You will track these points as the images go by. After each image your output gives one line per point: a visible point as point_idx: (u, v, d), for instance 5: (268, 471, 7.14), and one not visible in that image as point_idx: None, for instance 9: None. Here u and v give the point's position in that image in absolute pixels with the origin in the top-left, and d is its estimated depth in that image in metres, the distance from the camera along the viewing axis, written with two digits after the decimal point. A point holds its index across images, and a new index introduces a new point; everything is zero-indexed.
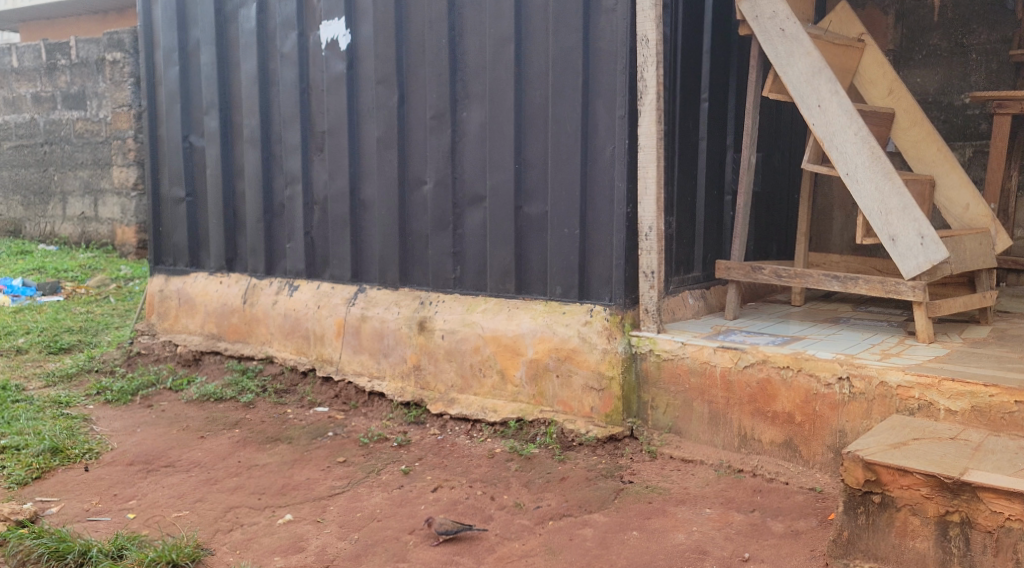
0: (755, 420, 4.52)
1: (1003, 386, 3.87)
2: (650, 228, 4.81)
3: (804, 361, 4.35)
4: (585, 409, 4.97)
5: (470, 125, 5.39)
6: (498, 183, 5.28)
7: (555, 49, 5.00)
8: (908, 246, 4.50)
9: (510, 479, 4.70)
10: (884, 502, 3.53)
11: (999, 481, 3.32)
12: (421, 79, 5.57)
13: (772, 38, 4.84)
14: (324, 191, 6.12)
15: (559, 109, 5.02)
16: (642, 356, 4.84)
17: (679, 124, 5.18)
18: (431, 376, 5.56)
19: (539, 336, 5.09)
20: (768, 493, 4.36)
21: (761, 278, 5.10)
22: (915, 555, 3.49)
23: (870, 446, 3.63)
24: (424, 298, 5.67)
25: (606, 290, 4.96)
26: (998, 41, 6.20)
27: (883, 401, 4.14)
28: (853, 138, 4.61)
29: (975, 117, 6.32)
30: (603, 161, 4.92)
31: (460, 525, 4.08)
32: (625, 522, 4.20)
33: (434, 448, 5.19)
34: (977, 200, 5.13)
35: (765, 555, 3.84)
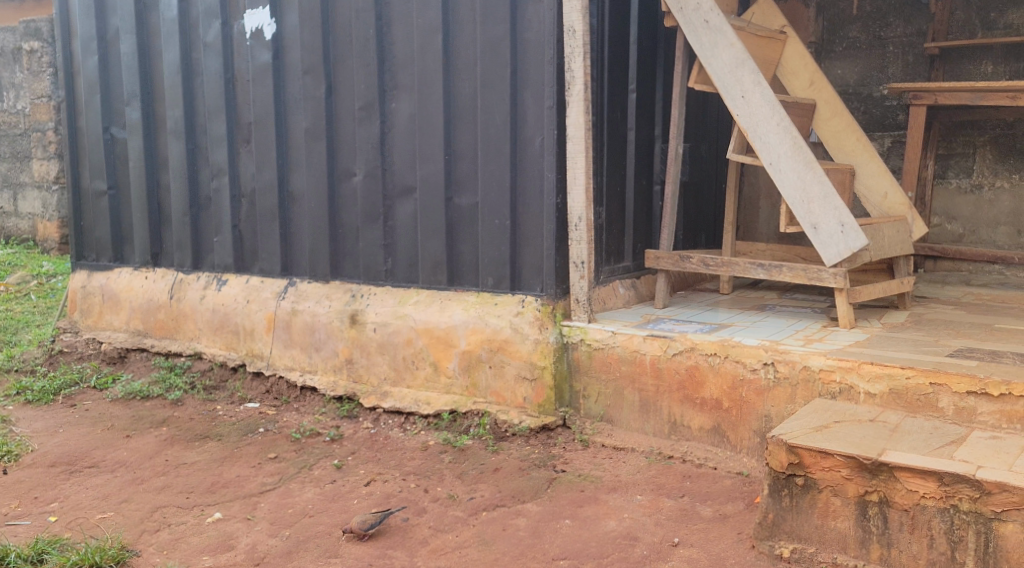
0: (684, 407, 4.59)
1: (919, 368, 3.97)
2: (580, 219, 4.82)
3: (731, 347, 4.43)
4: (518, 400, 4.99)
5: (399, 115, 5.36)
6: (428, 174, 5.27)
7: (483, 40, 4.99)
8: (829, 234, 4.61)
9: (444, 471, 4.71)
10: (808, 484, 3.62)
11: (915, 460, 3.42)
12: (348, 69, 5.52)
13: (696, 29, 4.90)
14: (252, 183, 6.03)
15: (488, 99, 5.02)
16: (574, 345, 4.88)
17: (608, 115, 5.23)
18: (364, 369, 5.53)
19: (471, 328, 5.10)
20: (697, 478, 4.42)
21: (690, 267, 5.17)
22: (836, 535, 3.59)
23: (793, 430, 3.72)
24: (355, 291, 5.64)
25: (538, 280, 4.99)
26: (914, 34, 6.38)
27: (806, 385, 4.23)
28: (776, 129, 4.70)
29: (893, 109, 6.49)
30: (532, 152, 4.93)
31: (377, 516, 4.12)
32: (557, 511, 4.23)
33: (367, 441, 5.16)
34: (895, 189, 5.28)
35: (694, 539, 3.91)
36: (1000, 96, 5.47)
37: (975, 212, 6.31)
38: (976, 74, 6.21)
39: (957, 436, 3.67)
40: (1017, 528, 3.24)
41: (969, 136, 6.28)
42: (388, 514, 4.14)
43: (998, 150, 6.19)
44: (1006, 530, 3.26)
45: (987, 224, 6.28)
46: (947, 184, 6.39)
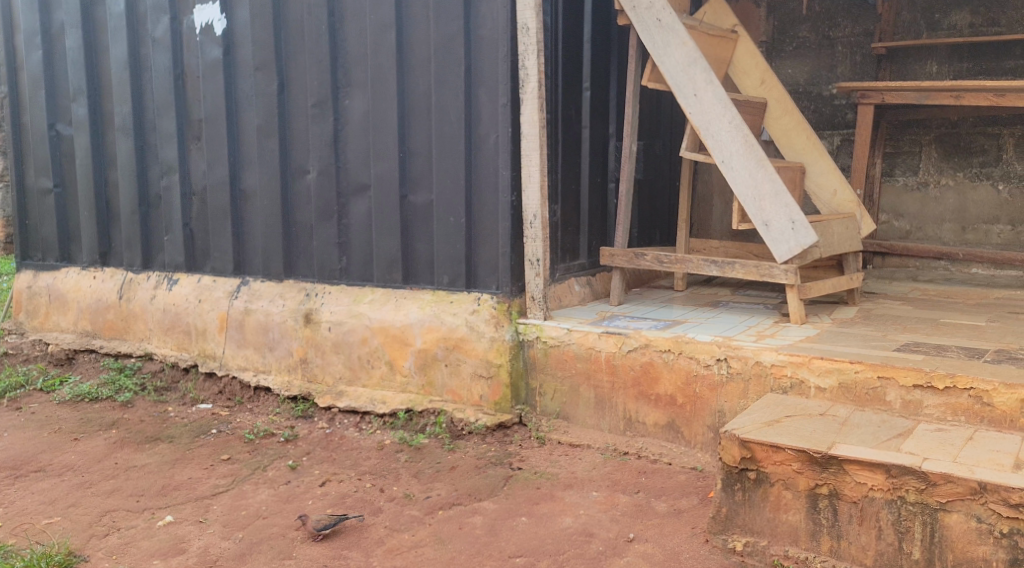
0: (640, 404, 4.62)
1: (867, 362, 4.03)
2: (535, 216, 4.85)
3: (685, 343, 4.47)
4: (474, 398, 4.98)
5: (352, 112, 5.32)
6: (382, 171, 5.24)
7: (436, 37, 4.98)
8: (780, 231, 4.67)
9: (400, 470, 4.69)
10: (760, 478, 3.67)
11: (863, 453, 3.47)
12: (301, 65, 5.46)
13: (649, 28, 4.93)
14: (203, 180, 5.96)
15: (442, 96, 5.01)
16: (530, 342, 4.89)
17: (563, 112, 5.24)
18: (319, 369, 5.48)
19: (427, 326, 5.08)
20: (653, 474, 4.45)
21: (644, 264, 5.21)
22: (788, 527, 3.64)
23: (746, 425, 3.76)
24: (310, 289, 5.59)
25: (494, 278, 4.99)
26: (862, 34, 6.48)
27: (759, 380, 4.28)
28: (728, 127, 4.74)
29: (842, 107, 6.58)
30: (487, 149, 4.93)
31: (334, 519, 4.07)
32: (514, 509, 4.23)
33: (323, 441, 5.13)
34: (844, 187, 5.36)
35: (649, 535, 3.93)
36: (944, 95, 5.57)
37: (921, 209, 6.43)
38: (922, 74, 6.32)
39: (904, 429, 3.73)
40: (961, 518, 3.31)
41: (915, 135, 6.39)
42: (344, 518, 4.09)
43: (943, 149, 6.31)
44: (951, 520, 3.33)
45: (933, 221, 6.40)
46: (895, 182, 6.50)
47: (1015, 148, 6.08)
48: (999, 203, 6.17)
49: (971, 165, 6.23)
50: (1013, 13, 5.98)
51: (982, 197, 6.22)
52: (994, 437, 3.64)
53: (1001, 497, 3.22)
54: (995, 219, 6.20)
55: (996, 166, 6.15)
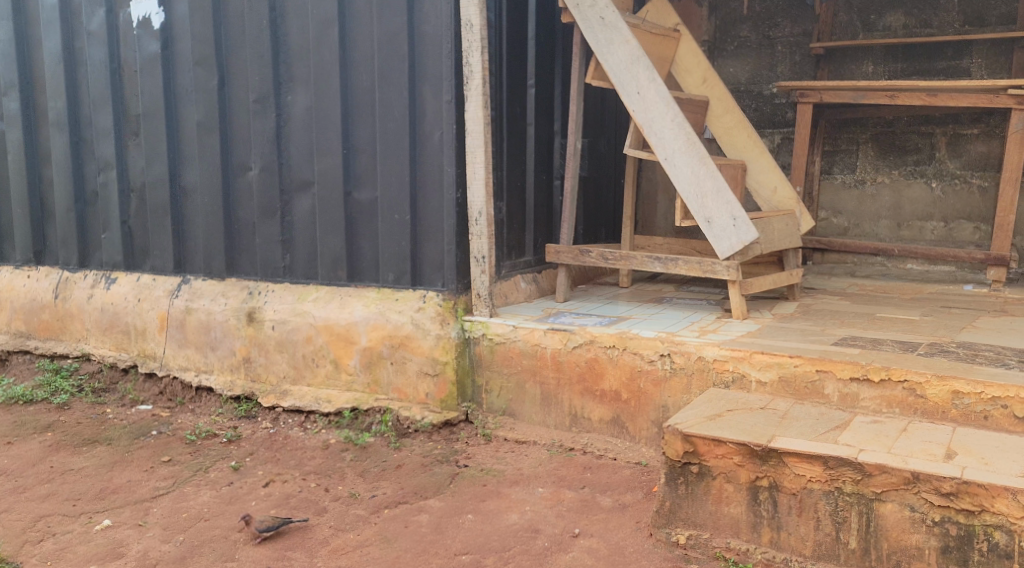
0: (585, 399, 4.64)
1: (806, 356, 4.09)
2: (480, 214, 4.83)
3: (629, 339, 4.50)
4: (420, 396, 4.97)
5: (295, 108, 5.26)
6: (326, 168, 5.19)
7: (380, 33, 4.95)
8: (722, 228, 4.73)
9: (345, 469, 4.65)
10: (702, 471, 3.71)
11: (802, 446, 3.54)
12: (242, 60, 5.39)
13: (593, 25, 4.95)
14: (141, 177, 5.85)
15: (386, 93, 4.98)
16: (476, 339, 4.89)
17: (507, 109, 5.24)
18: (262, 368, 5.41)
19: (372, 324, 5.05)
20: (598, 469, 4.48)
21: (589, 261, 5.23)
22: (730, 520, 3.69)
23: (689, 419, 3.81)
24: (252, 288, 5.51)
25: (439, 276, 4.98)
26: (801, 34, 6.59)
27: (701, 375, 4.33)
28: (670, 125, 4.78)
29: (783, 106, 6.68)
30: (432, 146, 4.91)
31: (279, 520, 4.03)
32: (460, 506, 4.23)
33: (267, 441, 5.07)
34: (784, 184, 5.46)
35: (594, 530, 3.96)
36: (880, 95, 5.70)
37: (858, 206, 6.56)
38: (859, 74, 6.44)
39: (842, 422, 3.80)
40: (895, 508, 3.38)
41: (853, 134, 6.51)
42: (287, 520, 4.06)
43: (879, 147, 6.44)
44: (886, 509, 3.40)
45: (870, 218, 6.53)
46: (833, 179, 6.62)
47: (947, 147, 6.23)
48: (933, 200, 6.32)
49: (906, 163, 6.37)
50: (945, 15, 6.14)
51: (917, 195, 6.36)
52: (927, 427, 3.73)
53: (933, 486, 3.30)
54: (929, 216, 6.34)
55: (930, 164, 6.30)
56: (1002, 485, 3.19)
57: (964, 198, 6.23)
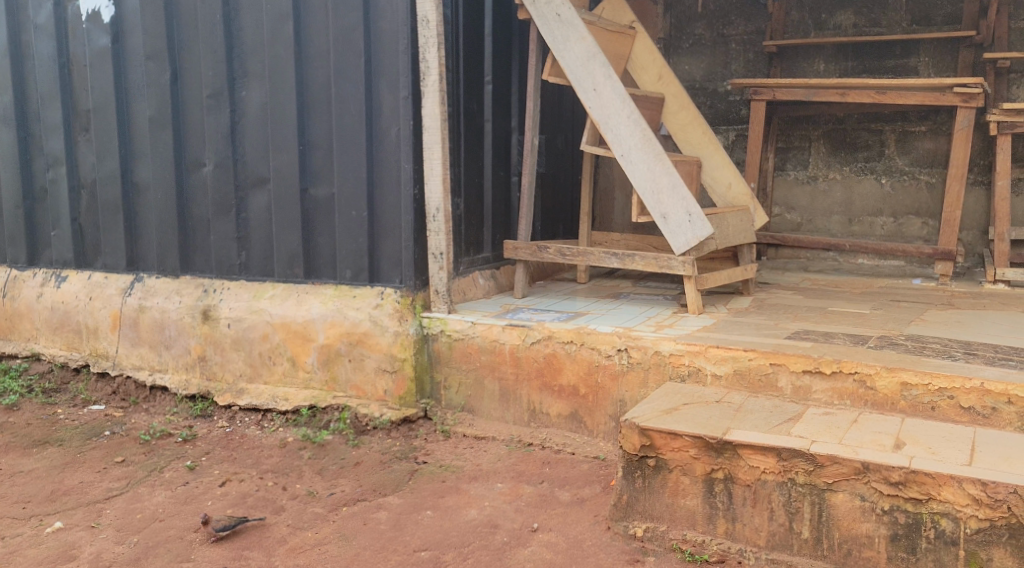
0: (543, 395, 4.66)
1: (760, 349, 4.15)
2: (438, 209, 4.83)
3: (586, 335, 4.53)
4: (378, 393, 4.96)
5: (249, 104, 5.22)
6: (282, 164, 5.16)
7: (336, 28, 4.92)
8: (678, 223, 4.77)
9: (303, 467, 4.63)
10: (658, 464, 3.75)
11: (756, 438, 3.59)
12: (194, 55, 5.32)
13: (549, 22, 4.98)
14: (92, 173, 5.77)
15: (342, 88, 4.96)
16: (434, 336, 4.89)
17: (464, 105, 5.24)
18: (218, 366, 5.36)
19: (329, 321, 5.03)
20: (556, 464, 4.50)
21: (546, 257, 5.25)
22: (686, 512, 3.73)
23: (645, 413, 3.84)
24: (207, 285, 5.45)
25: (397, 273, 4.97)
26: (754, 32, 6.67)
27: (658, 369, 4.37)
28: (626, 121, 4.82)
29: (736, 103, 6.76)
30: (388, 143, 4.90)
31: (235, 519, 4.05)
32: (418, 502, 4.23)
33: (223, 440, 5.02)
34: (738, 180, 5.52)
35: (553, 524, 3.98)
36: (831, 93, 5.78)
37: (811, 202, 6.65)
38: (810, 72, 6.54)
39: (795, 414, 3.86)
40: (846, 497, 3.45)
41: (805, 131, 6.60)
42: (245, 520, 4.08)
43: (830, 144, 6.54)
44: (837, 499, 3.46)
45: (822, 214, 6.63)
46: (787, 175, 6.71)
47: (896, 144, 6.35)
48: (883, 196, 6.43)
49: (857, 160, 6.48)
50: (893, 14, 6.25)
51: (868, 191, 6.47)
52: (877, 419, 3.80)
53: (883, 476, 3.36)
54: (879, 212, 6.46)
55: (879, 161, 6.41)
56: (948, 474, 3.27)
57: (912, 194, 6.35)
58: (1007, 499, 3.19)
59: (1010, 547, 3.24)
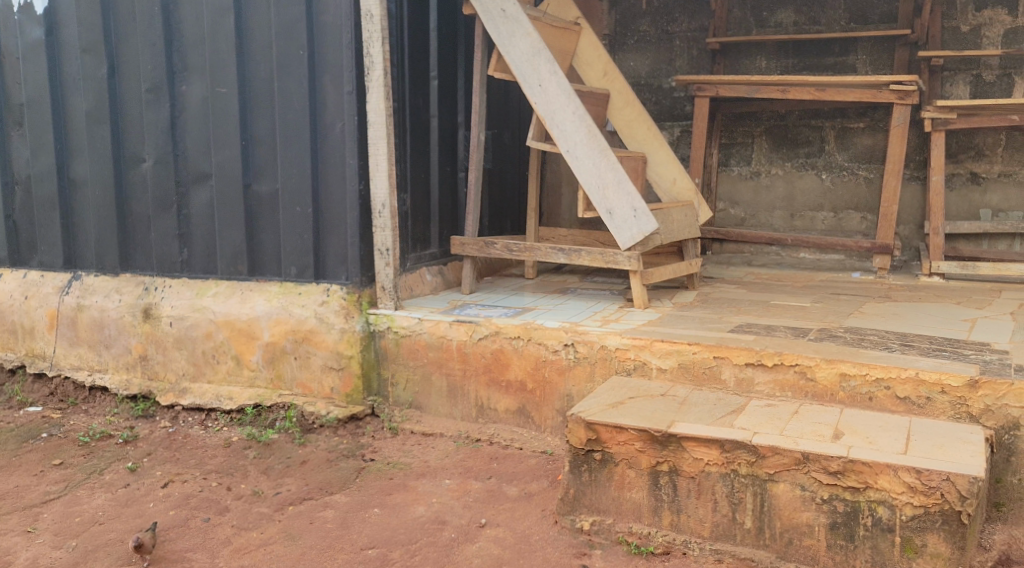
0: (490, 390, 4.66)
1: (704, 343, 4.19)
2: (384, 205, 4.79)
3: (533, 330, 4.54)
4: (325, 391, 4.92)
5: (190, 98, 5.13)
6: (224, 159, 5.08)
7: (278, 21, 4.87)
8: (623, 219, 4.80)
9: (248, 467, 4.57)
10: (604, 458, 3.77)
11: (700, 431, 3.63)
12: (132, 48, 5.22)
13: (494, 18, 4.97)
14: (26, 169, 5.64)
15: (285, 83, 4.90)
16: (381, 333, 4.85)
17: (410, 100, 5.21)
18: (160, 366, 5.27)
19: (274, 319, 4.97)
20: (504, 459, 4.51)
21: (493, 253, 5.25)
22: (632, 505, 3.76)
23: (592, 407, 3.87)
24: (148, 283, 5.36)
25: (342, 269, 4.94)
26: (697, 29, 6.73)
27: (604, 363, 4.39)
28: (572, 117, 4.83)
29: (681, 100, 6.82)
30: (333, 138, 4.86)
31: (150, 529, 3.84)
32: (365, 500, 4.20)
33: (165, 441, 4.93)
34: (683, 175, 5.57)
35: (500, 519, 3.98)
36: (772, 89, 5.87)
37: (754, 197, 6.74)
38: (752, 69, 6.62)
39: (738, 406, 3.91)
40: (787, 487, 3.50)
41: (748, 127, 6.68)
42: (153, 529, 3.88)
43: (772, 140, 6.63)
44: (779, 489, 3.52)
45: (765, 209, 6.72)
46: (730, 171, 6.79)
47: (836, 140, 6.46)
48: (823, 191, 6.54)
49: (798, 155, 6.58)
50: (832, 13, 6.36)
51: (809, 186, 6.57)
52: (817, 410, 3.86)
53: (822, 466, 3.42)
54: (820, 207, 6.56)
55: (820, 157, 6.52)
56: (885, 462, 3.33)
57: (851, 189, 6.47)
58: (941, 486, 3.26)
59: (944, 532, 3.31)
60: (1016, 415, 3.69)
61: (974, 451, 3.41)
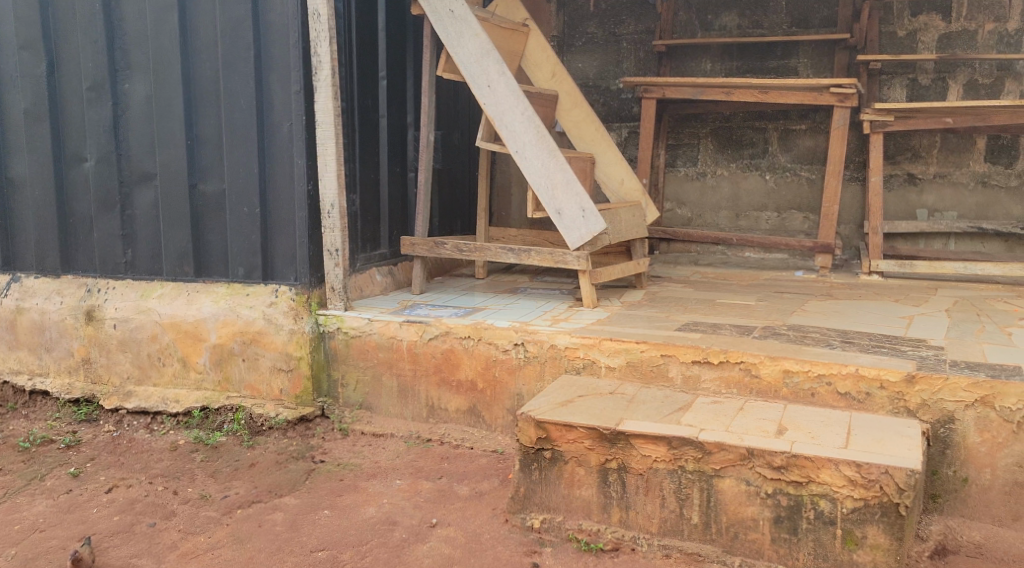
0: (441, 390, 4.67)
1: (651, 341, 4.25)
2: (333, 206, 4.77)
3: (484, 329, 4.56)
4: (274, 392, 4.89)
5: (133, 97, 5.07)
6: (168, 159, 5.02)
7: (223, 20, 4.82)
8: (572, 219, 4.84)
9: (196, 470, 4.52)
10: (554, 456, 3.81)
11: (648, 428, 3.68)
12: (72, 45, 5.13)
13: (442, 19, 4.98)
14: None
15: (231, 81, 4.86)
16: (330, 334, 4.84)
17: (358, 100, 5.20)
18: (103, 369, 5.19)
19: (221, 320, 4.93)
20: (455, 459, 4.52)
21: (443, 253, 5.25)
22: (581, 502, 3.80)
23: (541, 405, 3.90)
24: (91, 285, 5.28)
25: (291, 270, 4.91)
26: (644, 32, 6.80)
27: (554, 363, 4.43)
28: (521, 118, 4.86)
29: (628, 101, 6.89)
30: (281, 138, 4.83)
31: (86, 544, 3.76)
32: (315, 502, 4.19)
33: (109, 445, 4.85)
34: (631, 176, 5.63)
35: (451, 519, 4.00)
36: (717, 91, 5.96)
37: (700, 197, 6.84)
38: (698, 71, 6.72)
39: (685, 403, 3.97)
40: (733, 483, 3.57)
41: (694, 128, 6.77)
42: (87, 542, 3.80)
43: (718, 141, 6.73)
44: (724, 484, 3.58)
45: (711, 209, 6.82)
46: (677, 172, 6.87)
47: (779, 142, 6.57)
48: (767, 192, 6.66)
49: (743, 156, 6.68)
50: (774, 17, 6.47)
51: (754, 186, 6.69)
52: (761, 406, 3.94)
53: (766, 461, 3.49)
54: (764, 206, 6.68)
55: (764, 158, 6.64)
56: (826, 457, 3.41)
57: (794, 189, 6.60)
58: (880, 479, 3.35)
59: (883, 524, 3.40)
60: (951, 409, 3.80)
61: (912, 445, 3.51)
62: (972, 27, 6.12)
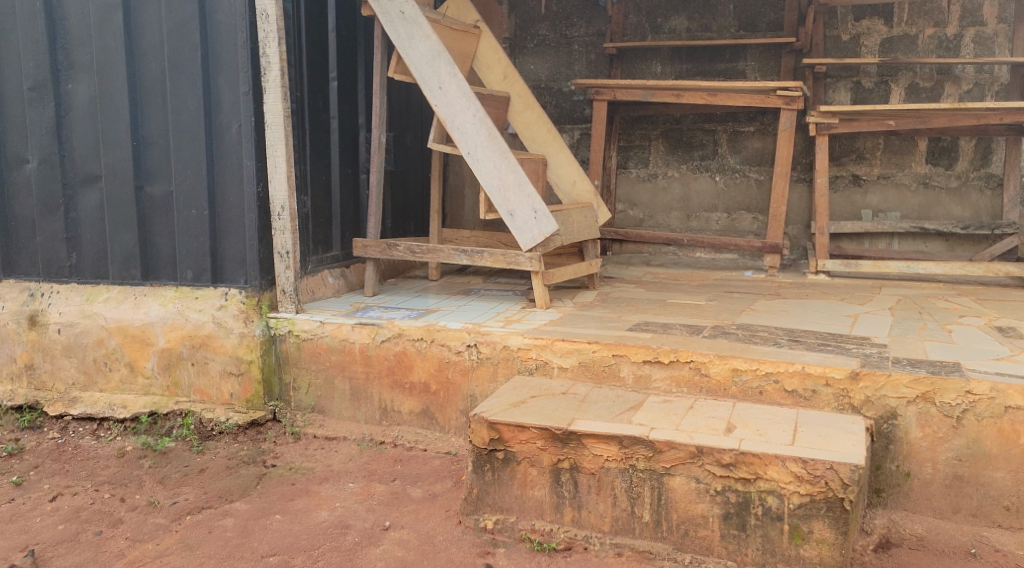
0: (394, 392, 4.66)
1: (603, 341, 4.28)
2: (283, 208, 4.74)
3: (436, 331, 4.54)
4: (223, 396, 4.84)
5: (76, 97, 4.98)
6: (114, 161, 4.94)
7: (169, 20, 4.76)
8: (524, 220, 4.85)
9: (143, 476, 4.45)
10: (507, 457, 3.82)
11: (600, 427, 3.70)
12: (12, 44, 5.02)
13: (393, 20, 4.96)
14: None
15: (178, 82, 4.80)
16: (282, 337, 4.80)
17: (308, 101, 5.16)
18: (48, 374, 5.09)
19: (170, 324, 4.86)
20: (408, 461, 4.51)
21: (396, 254, 5.23)
22: (534, 502, 3.82)
23: (494, 406, 3.91)
24: (33, 289, 5.17)
25: (241, 272, 4.85)
26: (595, 34, 6.85)
27: (507, 363, 4.43)
28: (472, 119, 4.86)
29: (580, 103, 6.93)
30: (229, 139, 4.77)
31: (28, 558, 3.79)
32: (267, 507, 4.15)
33: (53, 453, 4.74)
34: (582, 178, 5.66)
35: (405, 521, 3.98)
36: (667, 94, 6.01)
37: (652, 198, 6.90)
38: (649, 73, 6.78)
39: (636, 403, 3.99)
40: (683, 480, 3.60)
41: (645, 130, 6.83)
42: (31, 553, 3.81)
43: (668, 143, 6.79)
44: (675, 482, 3.61)
45: (662, 210, 6.88)
46: (629, 173, 6.92)
47: (728, 143, 6.65)
48: (717, 193, 6.74)
49: (693, 158, 6.75)
50: (722, 20, 6.56)
51: (704, 188, 6.76)
52: (710, 404, 3.98)
53: (715, 458, 3.53)
54: (715, 207, 6.76)
55: (713, 160, 6.71)
56: (773, 454, 3.46)
57: (743, 190, 6.68)
58: (825, 474, 3.40)
59: (828, 519, 3.45)
60: (893, 405, 3.87)
61: (856, 440, 3.57)
62: (913, 31, 6.25)
